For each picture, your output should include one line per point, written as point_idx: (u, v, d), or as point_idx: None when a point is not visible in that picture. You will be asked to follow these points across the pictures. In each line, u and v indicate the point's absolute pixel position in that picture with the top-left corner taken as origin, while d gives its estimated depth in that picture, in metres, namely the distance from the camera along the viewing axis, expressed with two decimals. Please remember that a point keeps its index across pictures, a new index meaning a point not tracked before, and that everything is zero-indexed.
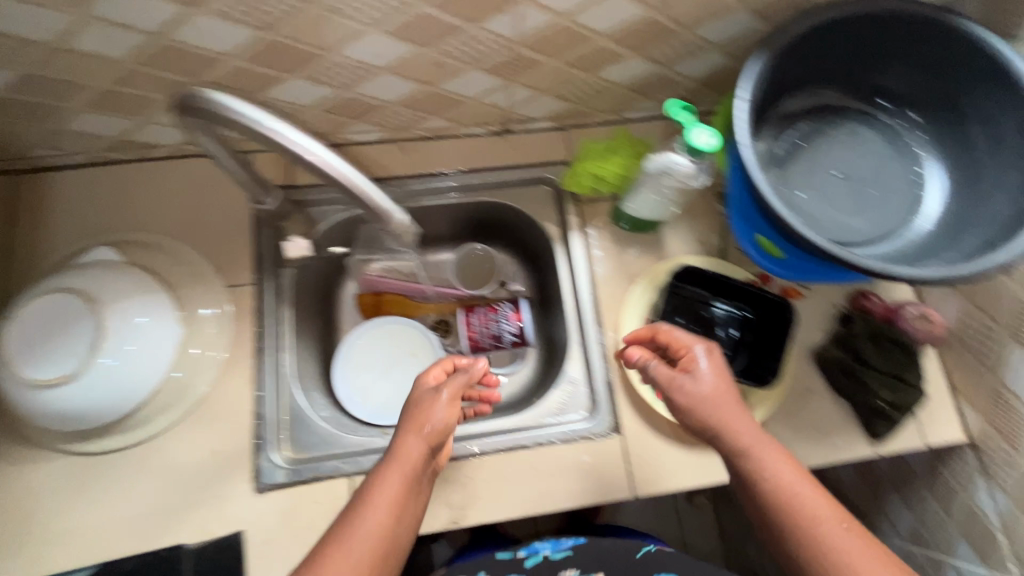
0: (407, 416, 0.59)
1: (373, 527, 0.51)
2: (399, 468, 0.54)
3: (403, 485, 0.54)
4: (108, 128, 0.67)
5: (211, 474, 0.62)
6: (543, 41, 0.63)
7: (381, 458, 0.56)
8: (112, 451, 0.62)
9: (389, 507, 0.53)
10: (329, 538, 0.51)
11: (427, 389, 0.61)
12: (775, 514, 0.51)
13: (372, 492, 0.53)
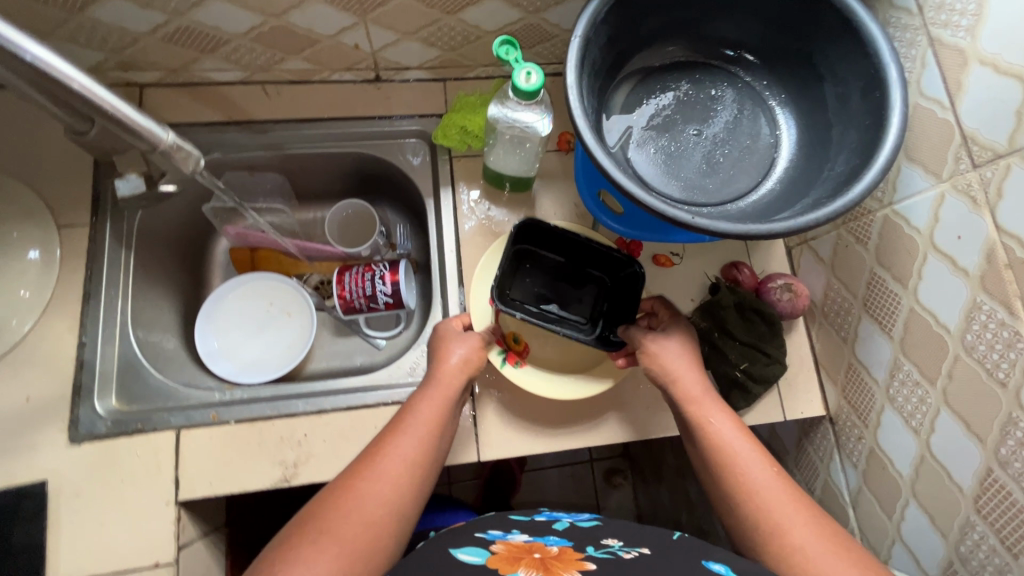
0: (434, 354, 0.73)
1: (416, 442, 0.63)
2: (440, 395, 0.68)
3: (438, 414, 0.66)
4: (141, 23, 0.72)
5: (30, 420, 0.71)
6: None
7: (416, 394, 0.68)
8: (75, 302, 0.76)
9: (427, 427, 0.65)
10: (377, 451, 0.61)
11: (456, 338, 0.75)
12: (732, 488, 0.62)
13: (415, 408, 0.66)
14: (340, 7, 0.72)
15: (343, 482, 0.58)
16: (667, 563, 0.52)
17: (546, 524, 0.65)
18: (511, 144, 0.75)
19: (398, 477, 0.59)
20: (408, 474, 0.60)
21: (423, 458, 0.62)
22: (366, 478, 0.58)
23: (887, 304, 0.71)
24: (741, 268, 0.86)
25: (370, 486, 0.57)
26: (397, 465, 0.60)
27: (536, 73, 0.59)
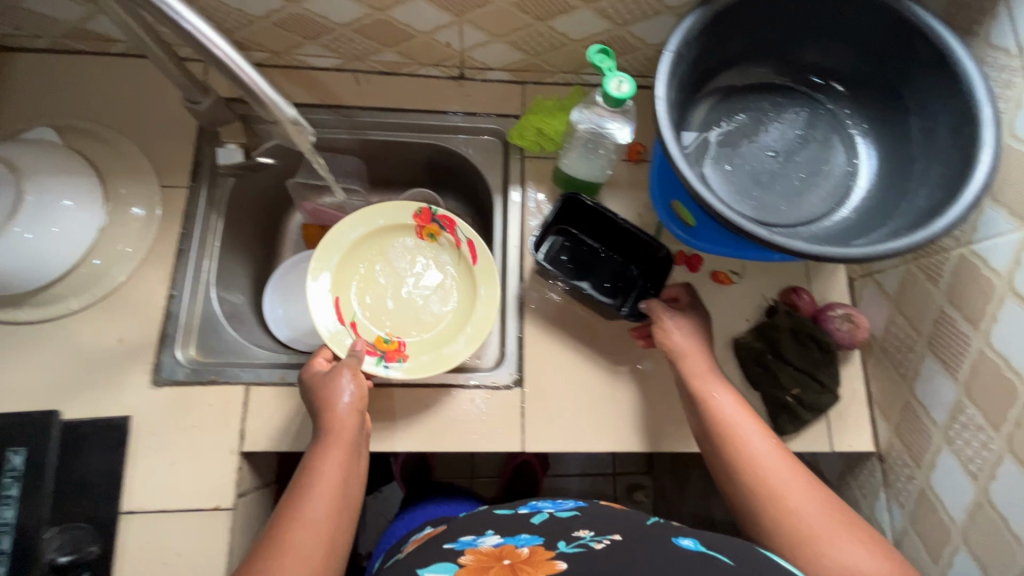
0: (319, 403, 0.71)
1: (327, 494, 0.63)
2: (341, 446, 0.68)
3: (342, 462, 0.66)
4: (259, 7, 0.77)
5: (118, 359, 0.78)
6: None
7: (313, 452, 0.67)
8: (168, 257, 0.82)
9: (339, 474, 0.66)
10: (286, 517, 0.61)
11: (333, 378, 0.72)
12: (749, 482, 0.62)
13: (315, 470, 0.65)
14: (440, 7, 0.76)
15: (257, 558, 0.59)
16: (639, 549, 0.54)
17: (524, 518, 0.66)
18: (586, 147, 0.77)
19: (318, 533, 0.61)
20: (324, 529, 0.61)
21: (334, 510, 0.63)
22: (285, 552, 0.58)
23: (955, 344, 0.70)
24: (801, 293, 0.85)
25: (291, 546, 0.59)
26: (314, 525, 0.61)
27: (628, 82, 0.62)
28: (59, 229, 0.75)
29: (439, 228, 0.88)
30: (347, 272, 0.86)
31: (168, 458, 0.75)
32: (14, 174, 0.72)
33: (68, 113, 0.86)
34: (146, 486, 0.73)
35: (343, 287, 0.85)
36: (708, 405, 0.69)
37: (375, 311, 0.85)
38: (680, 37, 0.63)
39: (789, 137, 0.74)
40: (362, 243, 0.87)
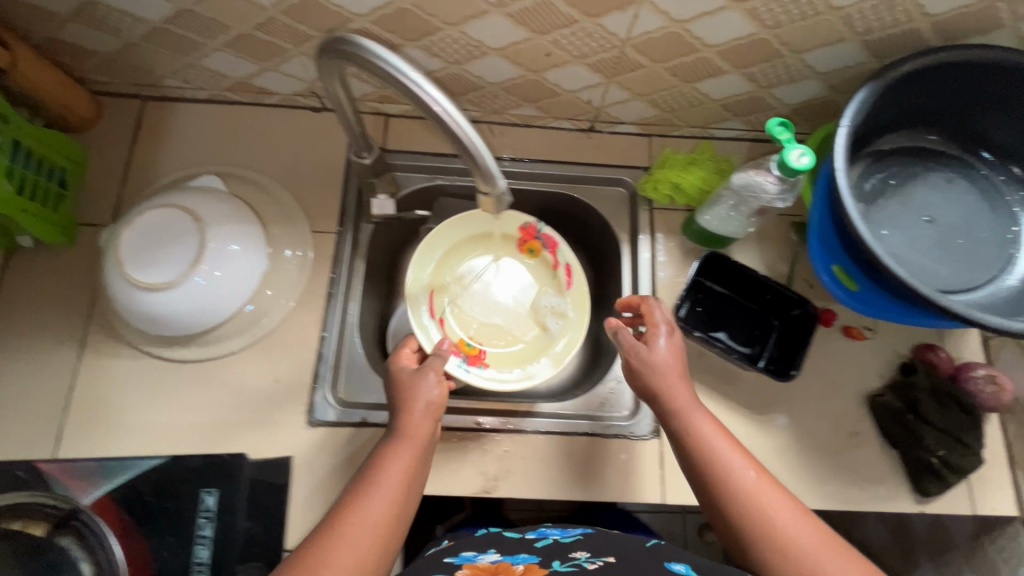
0: (401, 400, 0.71)
1: (387, 496, 0.63)
2: (410, 450, 0.67)
3: (408, 463, 0.66)
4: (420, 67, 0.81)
5: (276, 399, 0.81)
6: (647, 40, 0.72)
7: (386, 447, 0.67)
8: (319, 301, 0.86)
9: (404, 476, 0.65)
10: (347, 508, 0.61)
11: (416, 377, 0.72)
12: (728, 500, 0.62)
13: (385, 468, 0.65)
14: (595, 70, 0.79)
15: (311, 546, 0.59)
16: (632, 568, 0.60)
17: (528, 541, 0.70)
18: (732, 200, 0.79)
19: (374, 532, 0.60)
20: (380, 530, 0.60)
21: (391, 513, 0.62)
22: (342, 543, 0.58)
23: None
24: (938, 351, 0.85)
25: (345, 541, 0.58)
26: (370, 524, 0.60)
27: (807, 154, 0.64)
28: (230, 274, 0.79)
29: (541, 245, 0.91)
30: (446, 276, 0.91)
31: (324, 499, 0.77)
32: (198, 224, 0.77)
33: (226, 161, 0.91)
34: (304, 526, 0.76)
35: (441, 285, 0.90)
36: (692, 433, 0.67)
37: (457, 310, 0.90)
38: (851, 113, 0.65)
39: (947, 203, 0.75)
40: (455, 252, 0.92)
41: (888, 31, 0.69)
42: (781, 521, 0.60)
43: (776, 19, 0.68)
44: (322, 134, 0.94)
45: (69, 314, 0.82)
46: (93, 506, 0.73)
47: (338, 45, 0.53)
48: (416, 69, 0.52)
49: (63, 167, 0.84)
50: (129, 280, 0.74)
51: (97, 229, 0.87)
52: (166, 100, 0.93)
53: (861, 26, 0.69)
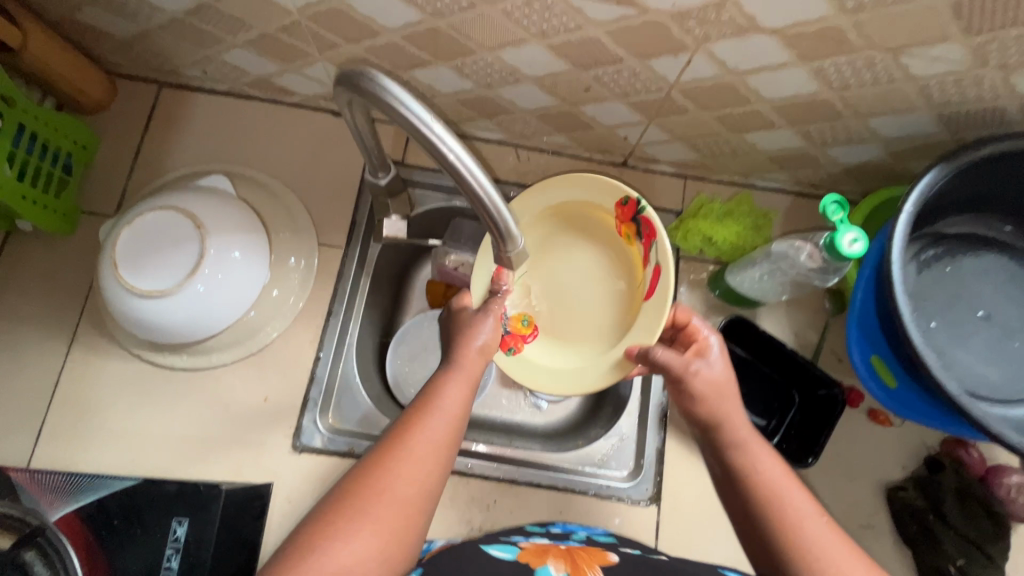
0: (460, 331, 0.62)
1: (450, 418, 0.54)
2: (468, 379, 0.58)
3: (468, 395, 0.57)
4: (450, 86, 0.76)
5: (263, 417, 0.78)
6: (697, 87, 0.66)
7: (438, 376, 0.57)
8: (319, 319, 0.83)
9: (462, 404, 0.56)
10: (406, 429, 0.53)
11: (476, 317, 0.62)
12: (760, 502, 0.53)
13: (441, 394, 0.56)
14: (636, 109, 0.73)
15: (369, 464, 0.51)
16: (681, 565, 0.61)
17: (564, 534, 0.67)
18: (769, 264, 0.73)
19: (435, 456, 0.52)
20: (442, 454, 0.53)
21: (454, 438, 0.54)
22: (408, 465, 0.51)
23: None
24: (971, 449, 0.78)
25: (406, 463, 0.51)
26: (432, 447, 0.52)
27: (861, 240, 0.57)
28: (230, 287, 0.75)
29: (637, 233, 0.66)
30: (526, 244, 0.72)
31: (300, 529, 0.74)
32: (199, 230, 0.73)
33: (239, 160, 0.87)
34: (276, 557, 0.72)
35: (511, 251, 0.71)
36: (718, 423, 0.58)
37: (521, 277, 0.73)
38: (915, 197, 0.59)
39: (1004, 300, 0.68)
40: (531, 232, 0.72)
41: (966, 106, 0.62)
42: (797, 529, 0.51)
43: (843, 81, 0.61)
44: (340, 141, 0.89)
45: (61, 306, 0.79)
46: (61, 524, 0.62)
47: (355, 78, 0.47)
48: (437, 118, 0.45)
49: (70, 152, 0.80)
50: (123, 284, 0.71)
51: (100, 219, 0.84)
52: (184, 89, 0.89)
53: (938, 99, 0.62)
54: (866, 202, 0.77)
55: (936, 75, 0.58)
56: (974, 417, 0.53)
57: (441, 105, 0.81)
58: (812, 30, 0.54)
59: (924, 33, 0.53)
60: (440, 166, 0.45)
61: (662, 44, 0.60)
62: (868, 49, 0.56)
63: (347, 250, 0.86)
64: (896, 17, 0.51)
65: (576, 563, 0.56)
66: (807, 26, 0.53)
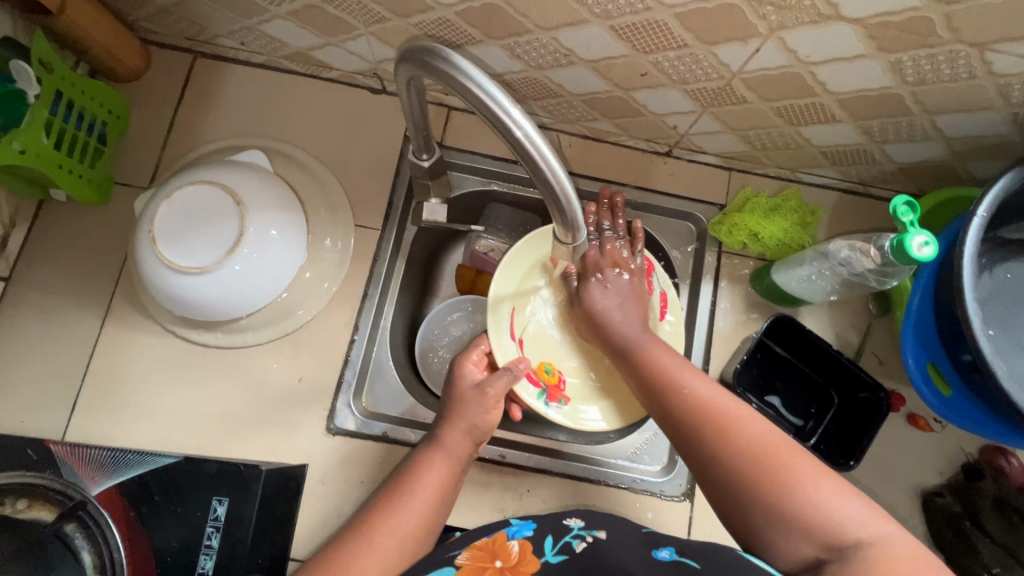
0: (449, 414, 0.68)
1: (420, 509, 0.59)
2: (445, 466, 0.64)
3: (445, 478, 0.63)
4: (498, 66, 0.73)
5: (297, 398, 0.77)
6: (760, 78, 0.64)
7: (420, 459, 0.64)
8: (354, 301, 0.81)
9: (436, 493, 0.61)
10: (377, 519, 0.57)
11: (472, 396, 0.68)
12: (697, 413, 0.54)
13: (419, 478, 0.62)
14: (691, 97, 0.71)
15: (339, 546, 0.55)
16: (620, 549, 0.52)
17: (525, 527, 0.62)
18: (823, 264, 0.71)
19: (402, 546, 0.56)
20: (410, 542, 0.57)
21: (423, 529, 0.58)
22: (380, 530, 0.56)
23: None
24: (1011, 459, 0.77)
25: (373, 549, 0.54)
26: (398, 534, 0.56)
27: (931, 243, 0.55)
28: (269, 266, 0.74)
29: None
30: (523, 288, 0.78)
31: (333, 510, 0.74)
32: (238, 207, 0.71)
33: (274, 135, 0.85)
34: (309, 537, 0.72)
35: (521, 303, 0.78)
36: (647, 359, 0.62)
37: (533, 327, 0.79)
38: (989, 200, 0.57)
39: None
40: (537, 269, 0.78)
41: None
42: (738, 422, 0.52)
43: (920, 75, 0.58)
44: (378, 119, 0.87)
45: (95, 277, 0.78)
46: (100, 498, 0.62)
47: (425, 55, 0.45)
48: (514, 101, 0.43)
49: (104, 121, 0.78)
50: (161, 259, 0.70)
51: (133, 191, 0.82)
52: (219, 60, 0.86)
53: (1019, 97, 0.59)
54: (933, 194, 0.75)
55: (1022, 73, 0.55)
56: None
57: None
58: (898, 19, 0.51)
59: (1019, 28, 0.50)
60: (512, 150, 0.44)
61: (731, 30, 0.57)
62: (953, 42, 0.53)
63: (383, 232, 0.84)
64: (990, 10, 0.48)
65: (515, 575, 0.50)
66: (893, 16, 0.51)
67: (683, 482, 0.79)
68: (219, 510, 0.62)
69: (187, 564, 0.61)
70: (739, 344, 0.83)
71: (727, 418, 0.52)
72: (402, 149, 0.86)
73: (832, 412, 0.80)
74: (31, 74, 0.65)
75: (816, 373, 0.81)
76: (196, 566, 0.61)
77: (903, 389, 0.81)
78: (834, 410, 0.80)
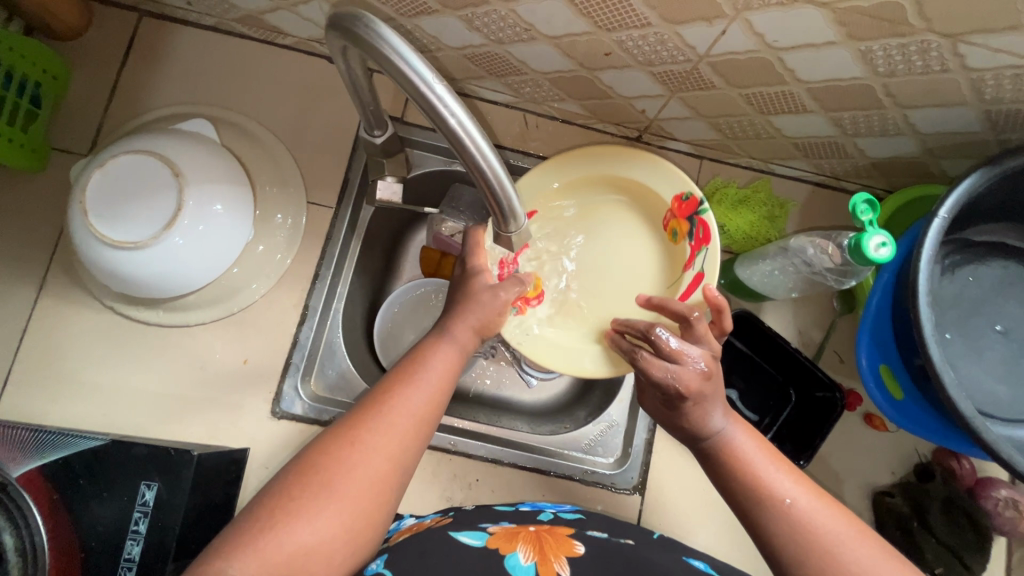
0: (456, 300, 0.62)
1: (432, 392, 0.54)
2: (453, 355, 0.58)
3: (455, 364, 0.58)
4: (458, 39, 0.69)
5: (243, 379, 0.75)
6: (728, 63, 0.60)
7: (428, 345, 0.58)
8: (304, 281, 0.79)
9: (447, 375, 0.57)
10: (388, 396, 0.52)
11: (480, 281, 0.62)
12: (799, 546, 0.48)
13: (425, 361, 0.56)
14: (659, 80, 0.67)
15: (347, 429, 0.50)
16: (647, 556, 0.55)
17: (531, 514, 0.64)
18: (785, 259, 0.69)
19: (414, 427, 0.52)
20: (421, 424, 0.52)
21: (435, 412, 0.54)
22: (394, 411, 0.51)
23: None
24: (963, 460, 0.77)
25: (386, 429, 0.50)
26: (413, 417, 0.52)
27: (889, 244, 0.53)
28: (211, 242, 0.70)
29: (688, 232, 0.68)
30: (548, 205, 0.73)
31: None
32: (177, 178, 0.67)
33: (225, 103, 0.80)
34: None
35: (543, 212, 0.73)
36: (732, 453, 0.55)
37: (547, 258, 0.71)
38: (953, 200, 0.54)
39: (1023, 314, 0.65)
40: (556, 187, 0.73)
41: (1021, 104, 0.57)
42: (847, 552, 0.47)
43: (891, 67, 0.55)
44: (335, 92, 0.82)
45: (30, 248, 0.75)
46: (22, 480, 0.59)
47: (350, 22, 0.41)
48: (441, 76, 0.39)
49: (39, 82, 0.73)
50: (92, 231, 0.66)
51: (72, 158, 0.78)
52: (166, 20, 0.81)
53: (991, 94, 0.56)
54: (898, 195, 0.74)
55: (994, 70, 0.53)
56: (974, 433, 0.52)
57: (445, 59, 0.74)
58: (868, 5, 0.48)
59: (993, 21, 0.47)
60: (440, 131, 0.40)
61: (696, 9, 0.53)
62: (925, 33, 0.50)
63: (337, 209, 0.80)
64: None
65: (545, 553, 0.51)
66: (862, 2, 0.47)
67: (636, 475, 0.78)
68: (149, 495, 0.60)
69: (113, 548, 0.59)
70: None
71: (836, 546, 0.47)
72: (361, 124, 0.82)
73: (788, 410, 0.79)
74: None
75: (774, 369, 0.80)
76: (122, 551, 0.59)
77: (861, 389, 0.80)
78: (790, 407, 0.79)
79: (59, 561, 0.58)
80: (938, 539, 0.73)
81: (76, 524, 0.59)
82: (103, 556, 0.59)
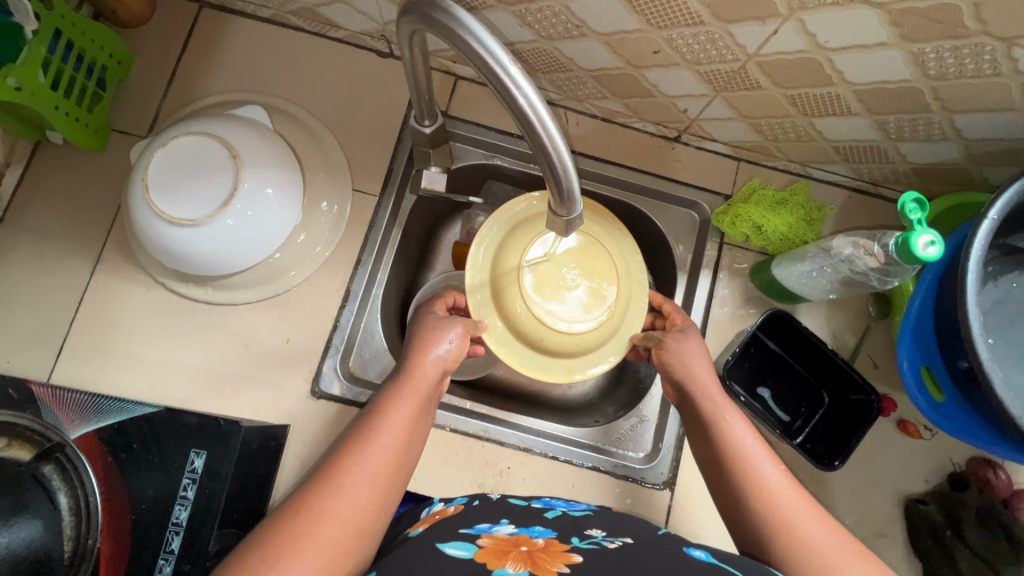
0: (417, 342, 0.64)
1: (390, 445, 0.55)
2: (413, 401, 0.59)
3: (416, 410, 0.59)
4: (509, 34, 0.71)
5: (285, 358, 0.77)
6: (776, 63, 0.61)
7: (385, 396, 0.59)
8: (346, 266, 0.81)
9: (406, 426, 0.57)
10: (344, 457, 0.53)
11: (441, 324, 0.66)
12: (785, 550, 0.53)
13: (386, 413, 0.57)
14: (704, 79, 0.69)
15: (306, 494, 0.50)
16: (650, 552, 0.52)
17: (538, 511, 0.64)
18: (825, 259, 0.69)
19: (372, 484, 0.52)
20: (381, 479, 0.53)
21: (395, 464, 0.55)
22: (352, 472, 0.52)
23: None
24: (999, 471, 0.76)
25: (343, 490, 0.51)
26: (371, 474, 0.53)
27: (937, 243, 0.54)
28: (261, 225, 0.72)
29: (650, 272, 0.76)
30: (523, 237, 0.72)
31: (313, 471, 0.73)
32: (233, 161, 0.70)
33: (277, 93, 0.83)
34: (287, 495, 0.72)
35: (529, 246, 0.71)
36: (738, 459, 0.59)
37: (541, 267, 0.71)
38: (1002, 203, 0.55)
39: None
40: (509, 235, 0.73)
41: None
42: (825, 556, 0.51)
43: (942, 70, 0.56)
44: (383, 84, 0.85)
45: (90, 223, 0.78)
46: (79, 442, 0.62)
47: (426, 7, 0.43)
48: (514, 58, 0.41)
49: (105, 65, 0.77)
50: (151, 209, 0.68)
51: (131, 139, 0.81)
52: (225, 11, 0.84)
53: None
54: (944, 198, 0.74)
55: None
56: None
57: None
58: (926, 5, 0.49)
59: None
60: (510, 112, 0.42)
61: (751, 8, 0.55)
62: (978, 36, 0.51)
63: (380, 197, 0.83)
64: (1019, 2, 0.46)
65: (538, 562, 0.49)
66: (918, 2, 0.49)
67: (667, 470, 0.79)
68: (197, 462, 0.63)
69: (161, 510, 0.61)
70: (733, 338, 0.82)
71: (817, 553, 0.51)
72: (406, 116, 0.85)
73: (820, 414, 0.79)
74: (30, 9, 0.62)
75: (807, 372, 0.80)
76: (171, 514, 0.61)
77: (896, 394, 0.79)
78: (822, 411, 0.79)
79: (110, 519, 0.61)
80: (973, 547, 0.73)
81: (126, 486, 0.61)
82: (152, 518, 0.61)
